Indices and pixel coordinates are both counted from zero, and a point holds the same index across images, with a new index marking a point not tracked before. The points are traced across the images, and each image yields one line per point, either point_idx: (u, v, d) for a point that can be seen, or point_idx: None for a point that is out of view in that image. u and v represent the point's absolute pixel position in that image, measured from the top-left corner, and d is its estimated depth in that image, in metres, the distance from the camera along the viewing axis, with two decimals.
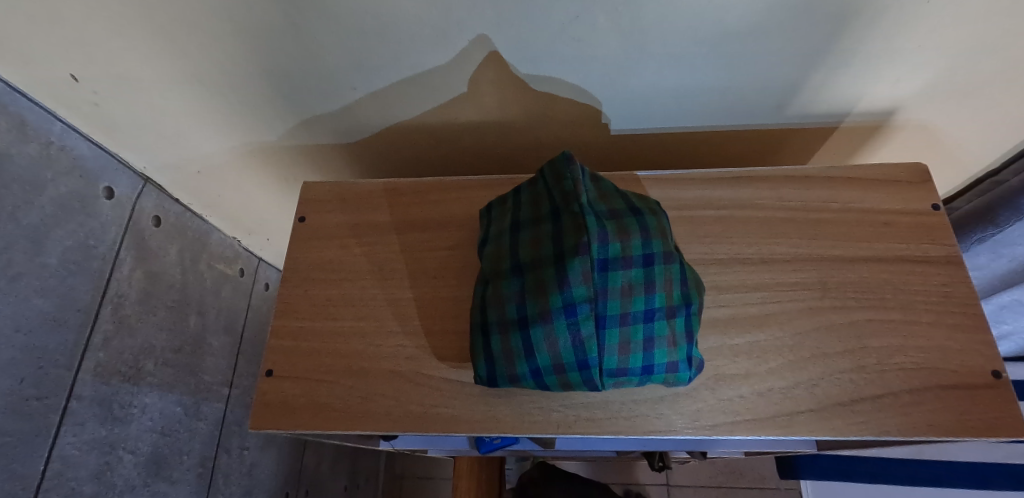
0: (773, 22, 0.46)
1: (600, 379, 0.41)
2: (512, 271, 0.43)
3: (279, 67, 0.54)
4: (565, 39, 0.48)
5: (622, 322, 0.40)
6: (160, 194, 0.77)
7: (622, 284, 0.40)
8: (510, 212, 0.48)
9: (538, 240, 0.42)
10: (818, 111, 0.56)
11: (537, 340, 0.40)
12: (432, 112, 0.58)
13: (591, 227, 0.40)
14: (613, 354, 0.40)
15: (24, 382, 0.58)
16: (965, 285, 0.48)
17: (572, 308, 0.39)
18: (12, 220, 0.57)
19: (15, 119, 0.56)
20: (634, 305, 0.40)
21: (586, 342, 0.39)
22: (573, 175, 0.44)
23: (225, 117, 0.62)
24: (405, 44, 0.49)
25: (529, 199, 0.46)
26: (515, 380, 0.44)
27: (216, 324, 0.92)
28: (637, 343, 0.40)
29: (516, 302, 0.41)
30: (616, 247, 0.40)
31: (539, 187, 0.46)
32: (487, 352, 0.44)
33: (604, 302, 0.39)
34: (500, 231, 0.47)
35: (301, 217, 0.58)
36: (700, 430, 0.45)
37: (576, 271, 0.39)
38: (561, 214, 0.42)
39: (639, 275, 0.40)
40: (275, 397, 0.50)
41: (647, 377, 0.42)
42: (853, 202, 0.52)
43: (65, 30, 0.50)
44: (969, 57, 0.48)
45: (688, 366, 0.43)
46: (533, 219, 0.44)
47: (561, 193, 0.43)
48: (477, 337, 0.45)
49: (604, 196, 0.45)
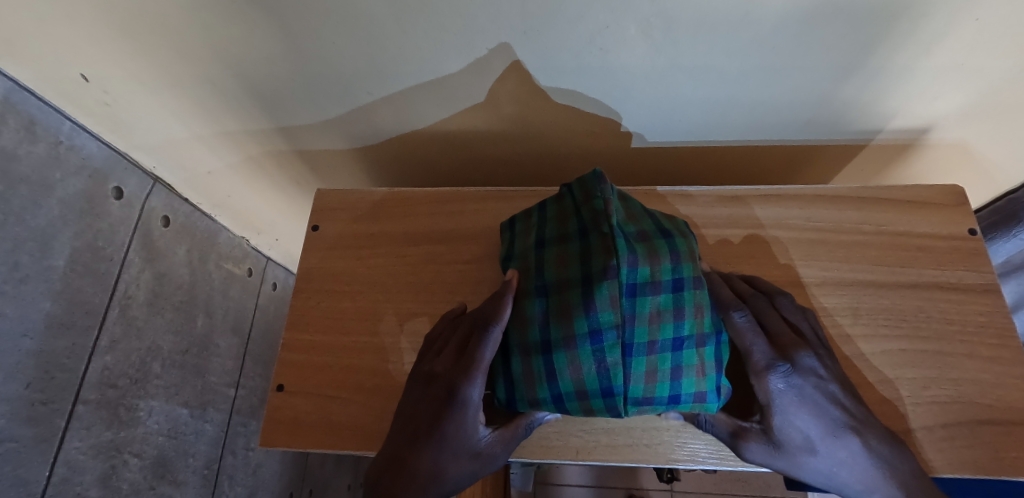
0: (811, 33, 0.43)
1: (624, 407, 0.39)
2: (536, 291, 0.40)
3: (293, 73, 0.52)
4: (592, 49, 0.46)
5: (649, 351, 0.38)
6: (170, 193, 0.77)
7: (651, 311, 0.38)
8: (535, 228, 0.46)
9: (564, 259, 0.40)
10: (849, 128, 0.54)
11: (560, 365, 0.38)
12: (451, 120, 0.57)
13: (621, 249, 0.38)
14: (639, 383, 0.38)
15: (31, 387, 0.57)
16: (1002, 315, 0.46)
17: (599, 334, 0.37)
18: (20, 222, 0.56)
19: (23, 117, 0.55)
20: (663, 333, 0.38)
21: (612, 369, 0.38)
22: (602, 192, 0.42)
23: (236, 120, 0.61)
24: (426, 50, 0.47)
25: (554, 215, 0.44)
26: (536, 404, 0.42)
27: (223, 325, 0.91)
28: (664, 371, 0.39)
29: (540, 324, 0.39)
30: (646, 271, 0.38)
31: (566, 203, 0.44)
32: (507, 374, 0.42)
33: (631, 329, 0.37)
34: (524, 249, 0.45)
35: (314, 225, 0.56)
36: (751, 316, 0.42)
37: (604, 295, 0.37)
38: (589, 234, 0.40)
39: (667, 301, 0.39)
40: (286, 413, 0.49)
41: (672, 406, 0.40)
42: (887, 224, 0.50)
43: (74, 31, 0.48)
44: (1016, 75, 0.46)
45: (717, 396, 0.41)
46: (559, 237, 0.42)
47: (590, 212, 0.41)
48: (496, 356, 0.43)
49: (633, 217, 0.43)
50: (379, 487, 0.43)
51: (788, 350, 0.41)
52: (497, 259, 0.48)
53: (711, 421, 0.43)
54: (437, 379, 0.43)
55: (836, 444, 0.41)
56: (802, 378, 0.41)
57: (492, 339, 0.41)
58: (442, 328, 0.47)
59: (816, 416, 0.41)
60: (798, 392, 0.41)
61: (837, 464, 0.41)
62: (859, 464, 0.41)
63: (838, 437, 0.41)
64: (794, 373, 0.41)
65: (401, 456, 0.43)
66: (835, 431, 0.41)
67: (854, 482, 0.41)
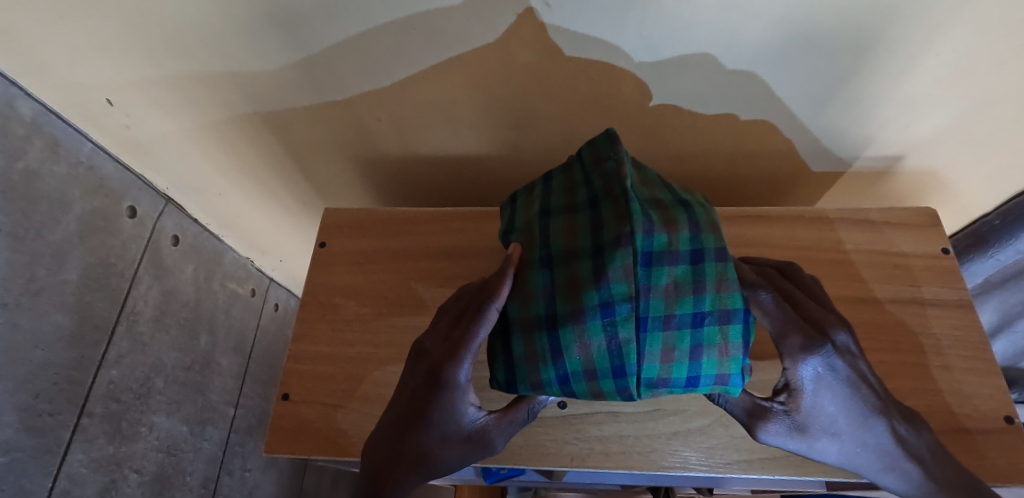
0: (783, 68, 0.47)
1: (636, 389, 0.35)
2: (541, 262, 0.37)
3: (306, 102, 0.56)
4: (586, 79, 0.50)
5: (665, 326, 0.34)
6: (180, 214, 0.80)
7: (667, 282, 0.34)
8: (540, 199, 0.42)
9: (573, 228, 0.36)
10: (827, 155, 0.58)
11: (566, 342, 0.35)
12: (453, 144, 0.60)
13: (636, 215, 0.34)
14: (655, 362, 0.34)
15: (39, 397, 0.59)
16: (976, 329, 0.49)
17: (610, 307, 0.33)
18: (39, 237, 0.59)
19: (48, 139, 0.59)
20: (681, 307, 0.34)
21: (624, 346, 0.34)
22: (614, 154, 0.38)
23: (248, 145, 0.65)
24: (431, 81, 0.51)
25: (562, 184, 0.41)
26: (538, 387, 0.38)
27: (225, 344, 0.92)
28: (682, 350, 0.35)
29: (545, 297, 0.36)
30: (663, 240, 0.34)
31: (574, 170, 0.41)
32: (507, 354, 0.38)
33: (646, 302, 0.34)
34: (527, 221, 0.41)
35: (321, 242, 0.59)
36: (776, 295, 0.37)
37: (617, 265, 0.33)
38: (601, 201, 0.36)
39: (686, 273, 0.35)
40: (289, 421, 0.50)
41: (690, 389, 0.36)
42: (865, 243, 0.53)
43: (102, 60, 0.52)
44: (977, 106, 0.49)
45: (740, 378, 0.37)
46: (566, 206, 0.38)
47: (601, 177, 0.37)
48: (498, 334, 0.39)
49: (647, 185, 0.39)
50: (369, 470, 0.41)
51: (825, 328, 0.37)
52: (498, 235, 0.45)
53: (726, 397, 0.40)
54: (427, 355, 0.40)
55: (863, 428, 0.38)
56: (840, 358, 0.37)
57: (488, 318, 0.37)
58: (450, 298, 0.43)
59: (848, 398, 0.37)
60: (835, 373, 0.37)
61: (860, 447, 0.38)
62: (881, 446, 0.38)
63: (866, 421, 0.38)
64: (834, 354, 0.36)
65: (390, 439, 0.40)
66: (864, 414, 0.37)
67: (873, 464, 0.39)
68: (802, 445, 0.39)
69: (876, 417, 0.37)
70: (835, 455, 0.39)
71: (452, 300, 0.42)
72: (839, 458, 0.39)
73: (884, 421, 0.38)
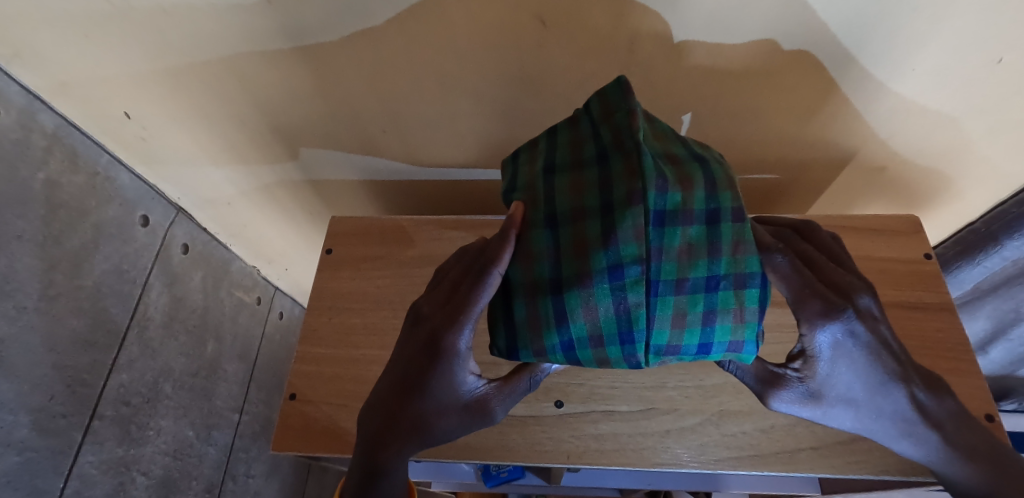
0: (768, 84, 0.50)
1: (644, 357, 0.33)
2: (543, 221, 0.34)
3: (313, 115, 0.58)
4: (581, 94, 0.52)
5: (678, 290, 0.32)
6: (191, 223, 0.82)
7: (681, 243, 0.32)
8: (541, 151, 0.38)
9: (578, 184, 0.33)
10: (814, 165, 0.60)
11: (571, 308, 0.32)
12: (455, 156, 0.63)
13: (648, 169, 0.31)
14: (665, 328, 0.32)
15: (54, 399, 0.61)
16: (958, 332, 0.51)
17: (619, 271, 0.31)
18: (57, 244, 0.61)
19: (68, 150, 0.62)
20: (694, 270, 0.32)
21: (633, 312, 0.32)
22: (624, 97, 0.35)
23: (257, 157, 0.67)
24: (434, 98, 0.54)
25: (565, 135, 0.37)
26: (541, 353, 0.36)
27: (231, 351, 0.94)
28: (695, 315, 0.33)
29: (548, 261, 0.34)
30: (678, 198, 0.32)
31: (580, 118, 0.37)
32: (506, 320, 0.36)
33: (658, 265, 0.31)
34: (527, 175, 0.38)
35: (328, 249, 0.61)
36: (793, 258, 0.36)
37: (627, 225, 0.30)
38: (610, 154, 0.33)
39: (701, 234, 0.32)
40: (296, 420, 0.52)
41: (702, 356, 0.35)
42: (852, 249, 0.55)
43: (121, 76, 0.55)
44: (953, 117, 0.50)
45: (756, 345, 0.35)
46: (574, 162, 0.35)
47: (610, 126, 0.34)
48: (495, 301, 0.37)
49: (660, 137, 0.36)
50: (369, 431, 0.42)
51: (848, 292, 0.37)
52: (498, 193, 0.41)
53: (741, 366, 0.43)
54: (425, 320, 0.40)
55: (881, 395, 0.38)
56: (862, 324, 0.36)
57: (488, 285, 0.36)
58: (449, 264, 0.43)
59: (868, 365, 0.38)
60: (856, 341, 0.37)
61: (876, 413, 0.39)
62: (897, 412, 0.39)
63: (884, 389, 0.38)
64: (856, 320, 0.36)
65: (388, 406, 0.42)
66: (883, 383, 0.38)
67: (888, 428, 0.40)
68: (818, 410, 0.41)
69: (895, 385, 0.38)
70: (851, 419, 0.40)
71: (454, 263, 0.42)
72: (855, 422, 0.41)
73: (903, 388, 0.38)
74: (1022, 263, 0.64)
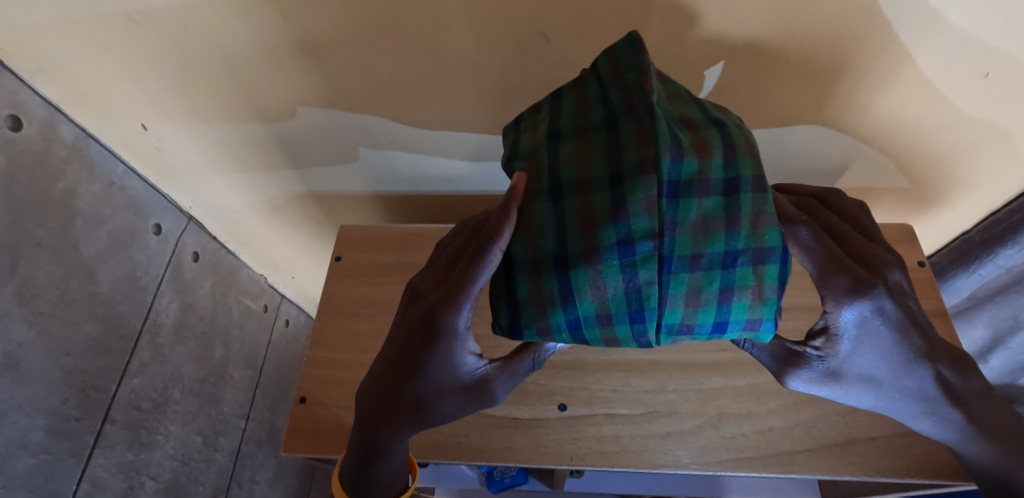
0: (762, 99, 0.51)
1: (654, 335, 0.34)
2: (551, 192, 0.34)
3: (323, 127, 0.60)
4: None
5: (692, 267, 0.32)
6: (201, 231, 0.84)
7: (695, 217, 0.32)
8: (548, 121, 0.38)
9: (587, 153, 0.34)
10: (809, 176, 0.62)
11: (580, 284, 0.33)
12: (461, 167, 0.65)
13: (662, 138, 0.31)
14: (678, 306, 0.33)
15: (67, 402, 0.62)
16: (951, 337, 0.52)
17: (630, 245, 0.31)
18: (74, 250, 0.63)
19: (86, 161, 0.64)
20: (710, 246, 0.32)
21: (644, 288, 0.32)
22: (637, 64, 0.34)
23: (267, 168, 0.69)
24: (440, 118, 0.56)
25: (574, 104, 0.37)
26: (546, 332, 0.36)
27: (238, 357, 0.96)
28: (711, 293, 0.33)
29: (554, 234, 0.34)
30: (693, 167, 0.31)
31: (590, 86, 0.37)
32: (511, 295, 0.36)
33: (671, 239, 0.31)
34: (534, 144, 0.38)
35: (337, 256, 0.63)
36: (817, 231, 0.35)
37: (638, 197, 0.31)
38: (622, 124, 0.33)
39: (717, 206, 0.32)
40: (306, 422, 0.54)
41: (717, 335, 0.35)
42: None
43: (138, 89, 0.57)
44: (939, 127, 0.51)
45: (773, 325, 0.35)
46: (579, 128, 0.35)
47: (623, 94, 0.34)
48: (498, 278, 0.38)
49: (674, 104, 0.36)
50: (367, 411, 0.43)
51: (876, 268, 0.37)
52: (501, 161, 0.41)
53: (759, 345, 0.45)
54: (422, 296, 0.42)
55: (905, 373, 0.39)
56: (891, 301, 0.36)
57: (488, 262, 0.37)
58: (448, 240, 0.46)
59: (893, 344, 0.38)
60: (884, 321, 0.37)
61: (899, 391, 0.40)
62: (920, 390, 0.39)
63: (908, 367, 0.39)
64: (885, 298, 0.36)
65: (385, 390, 0.42)
66: (907, 362, 0.38)
67: (910, 406, 0.41)
68: (840, 388, 0.41)
69: (919, 364, 0.38)
70: (874, 397, 0.41)
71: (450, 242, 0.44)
72: (877, 400, 0.41)
73: (928, 367, 0.39)
74: (1013, 270, 0.66)
